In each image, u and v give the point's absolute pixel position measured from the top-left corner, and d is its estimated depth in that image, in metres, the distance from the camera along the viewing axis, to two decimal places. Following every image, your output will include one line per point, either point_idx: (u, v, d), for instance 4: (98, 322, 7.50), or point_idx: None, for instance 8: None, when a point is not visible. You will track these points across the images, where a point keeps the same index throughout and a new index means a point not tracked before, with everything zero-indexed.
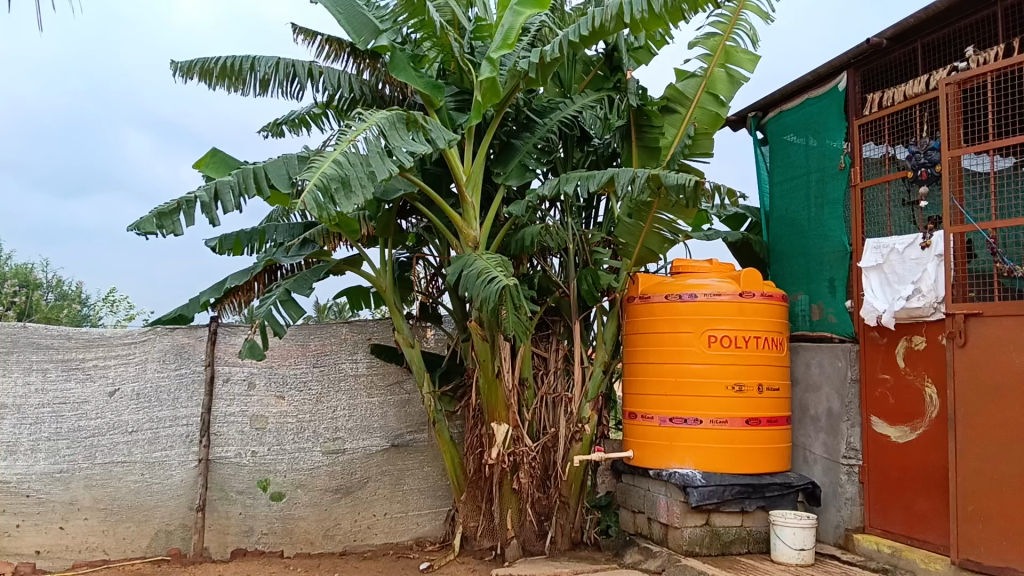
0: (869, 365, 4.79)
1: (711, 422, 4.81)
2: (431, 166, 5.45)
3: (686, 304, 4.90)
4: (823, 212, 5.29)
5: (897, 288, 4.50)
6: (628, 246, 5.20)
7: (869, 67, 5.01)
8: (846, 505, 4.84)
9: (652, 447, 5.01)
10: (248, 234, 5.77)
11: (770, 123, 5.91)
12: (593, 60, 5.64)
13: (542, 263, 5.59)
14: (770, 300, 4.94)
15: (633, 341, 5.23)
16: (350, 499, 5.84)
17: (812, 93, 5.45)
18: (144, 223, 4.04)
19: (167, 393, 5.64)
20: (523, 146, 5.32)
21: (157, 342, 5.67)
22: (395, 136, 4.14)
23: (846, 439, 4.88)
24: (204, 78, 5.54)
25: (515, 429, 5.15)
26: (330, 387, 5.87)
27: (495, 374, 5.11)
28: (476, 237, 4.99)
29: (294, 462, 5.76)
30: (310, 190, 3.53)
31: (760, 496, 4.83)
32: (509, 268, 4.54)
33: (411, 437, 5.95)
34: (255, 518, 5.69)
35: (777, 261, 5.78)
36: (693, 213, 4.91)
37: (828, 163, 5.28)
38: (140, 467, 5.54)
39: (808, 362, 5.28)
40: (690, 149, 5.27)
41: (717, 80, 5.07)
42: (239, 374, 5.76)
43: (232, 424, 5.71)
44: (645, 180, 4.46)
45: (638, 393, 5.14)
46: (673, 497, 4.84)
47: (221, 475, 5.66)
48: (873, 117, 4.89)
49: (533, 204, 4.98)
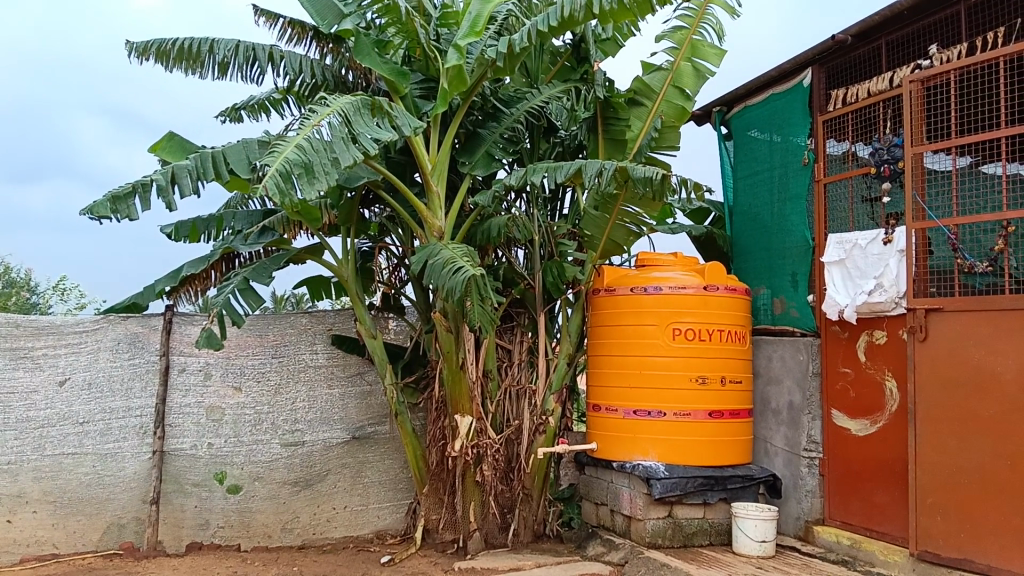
0: (830, 359, 4.84)
1: (675, 415, 4.82)
2: (395, 155, 5.36)
3: (651, 296, 4.89)
4: (786, 207, 5.32)
5: (859, 283, 4.55)
6: (594, 238, 5.18)
7: (833, 63, 5.04)
8: (806, 497, 4.90)
9: (616, 439, 5.01)
10: (205, 221, 5.65)
11: (734, 118, 5.92)
12: (560, 51, 5.58)
13: (507, 254, 5.53)
14: (734, 293, 4.96)
15: (597, 334, 5.21)
16: (310, 492, 5.76)
17: (776, 88, 5.47)
18: (97, 207, 3.92)
19: (120, 383, 5.48)
20: (490, 135, 5.25)
21: (110, 331, 5.50)
22: (359, 122, 4.06)
23: (807, 431, 4.93)
24: (161, 60, 5.39)
25: (478, 421, 5.10)
26: (290, 378, 5.77)
27: (458, 366, 5.08)
28: (441, 226, 4.93)
29: (252, 454, 5.65)
30: (272, 175, 3.44)
31: (722, 488, 4.85)
32: (476, 259, 4.49)
33: (372, 429, 5.88)
34: (211, 511, 5.58)
35: (739, 255, 5.81)
36: (658, 206, 4.85)
37: (792, 159, 5.31)
38: (92, 459, 5.38)
39: (770, 355, 5.32)
40: (656, 142, 5.24)
41: (683, 74, 5.06)
42: (196, 364, 5.63)
43: (187, 415, 5.59)
44: (612, 173, 4.42)
45: (601, 386, 5.13)
46: (637, 489, 4.84)
47: (176, 467, 5.53)
48: (837, 113, 4.92)
49: (500, 193, 4.93)
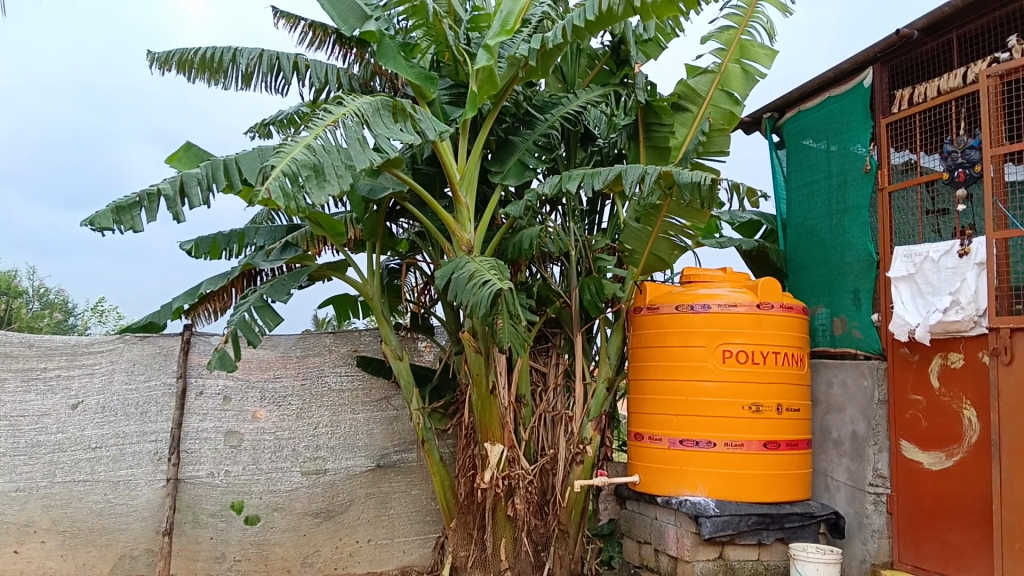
0: (898, 385, 4.37)
1: (725, 446, 4.38)
2: (422, 165, 5.07)
3: (698, 316, 4.49)
4: (846, 219, 4.88)
5: (931, 300, 4.09)
6: (636, 253, 4.81)
7: (896, 61, 4.61)
8: (873, 537, 4.41)
9: (660, 471, 4.58)
10: (226, 237, 5.37)
11: (787, 125, 5.51)
12: (598, 53, 5.21)
13: (542, 270, 5.18)
14: (790, 312, 4.53)
15: (638, 356, 4.82)
16: (332, 524, 5.41)
17: (832, 91, 5.06)
18: (100, 219, 3.64)
19: (135, 406, 5.21)
20: (523, 142, 4.91)
21: (125, 351, 5.26)
22: (378, 123, 3.74)
23: (873, 465, 4.45)
24: (182, 70, 5.16)
25: (510, 450, 4.73)
26: (312, 402, 5.45)
27: (489, 391, 4.72)
28: (470, 240, 4.59)
29: (271, 483, 5.33)
30: (276, 176, 3.14)
31: (779, 527, 4.41)
32: (505, 273, 4.13)
33: (398, 457, 5.54)
34: (227, 543, 5.26)
35: (793, 272, 5.38)
36: (705, 216, 4.46)
37: (850, 167, 4.90)
38: (104, 487, 5.10)
39: (830, 380, 4.85)
40: (704, 146, 4.84)
41: (731, 77, 4.74)
42: (214, 387, 5.34)
43: (204, 441, 5.28)
44: (654, 179, 4.04)
45: (644, 413, 4.72)
46: (684, 527, 4.41)
47: (192, 495, 5.22)
48: (901, 116, 4.49)
49: (532, 204, 4.59)
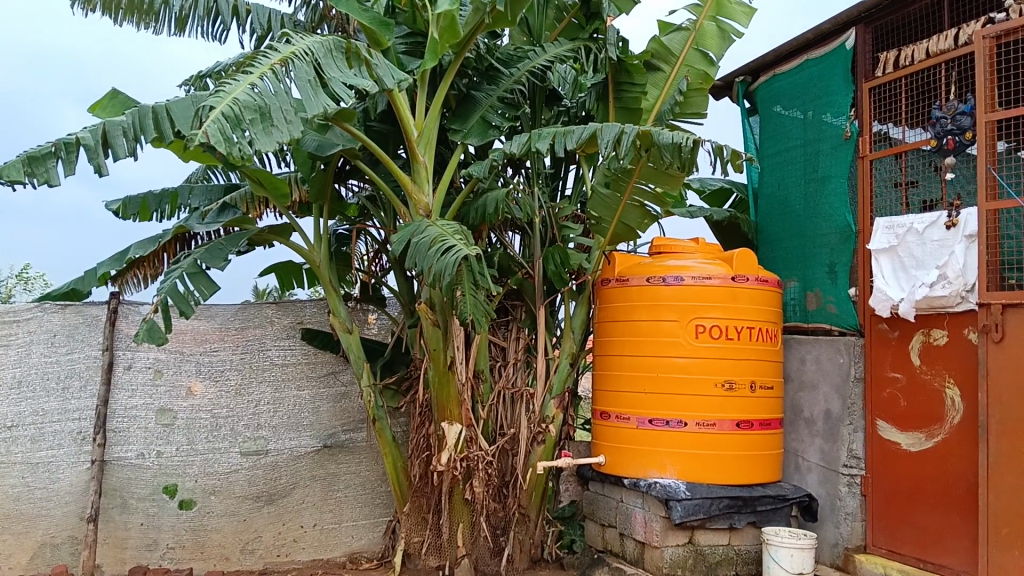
0: (875, 362, 4.18)
1: (697, 426, 4.13)
2: (375, 122, 4.70)
3: (670, 289, 4.20)
4: (821, 189, 4.66)
5: (915, 274, 3.90)
6: (603, 221, 4.44)
7: (882, 23, 4.39)
8: (846, 520, 4.24)
9: (627, 452, 4.31)
10: (158, 197, 4.92)
11: (760, 90, 5.27)
12: (567, 5, 4.87)
13: (502, 239, 4.89)
14: (765, 286, 4.28)
15: (605, 330, 4.54)
16: (274, 508, 5.05)
17: (811, 53, 4.81)
18: (8, 170, 3.18)
19: (56, 381, 4.74)
20: (486, 99, 4.59)
21: (44, 321, 4.75)
22: (331, 66, 3.35)
23: (847, 445, 4.26)
24: (108, 12, 4.61)
25: (468, 429, 4.42)
26: (253, 377, 5.06)
27: (446, 367, 4.40)
28: (428, 203, 4.23)
29: (207, 465, 4.94)
30: (215, 118, 2.75)
31: (751, 511, 4.19)
32: (470, 238, 3.80)
33: (346, 436, 5.20)
34: (159, 530, 4.86)
35: (764, 244, 5.16)
36: (678, 182, 4.13)
37: (826, 135, 4.67)
38: (21, 469, 4.65)
39: (803, 357, 4.65)
40: (680, 107, 4.62)
41: (706, 35, 4.50)
42: (144, 360, 4.90)
43: (133, 419, 4.86)
44: (632, 140, 3.73)
45: (610, 390, 4.44)
46: (652, 511, 4.17)
47: (119, 479, 4.80)
48: (886, 79, 4.27)
49: (497, 163, 4.25)
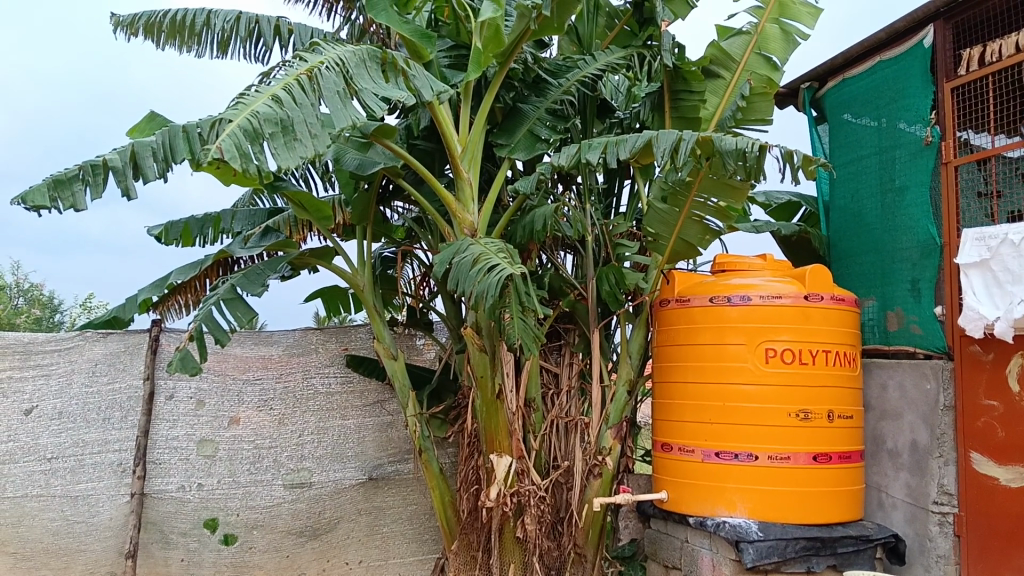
0: (967, 388, 3.75)
1: (770, 460, 3.76)
2: (419, 140, 4.53)
3: (735, 309, 3.87)
4: (898, 200, 4.29)
5: (1011, 291, 3.45)
6: (660, 239, 4.14)
7: (961, 18, 4.03)
8: (937, 564, 3.83)
9: (692, 487, 3.97)
10: (200, 221, 4.79)
11: (828, 96, 4.94)
12: (619, 11, 4.63)
13: (552, 258, 4.65)
14: (841, 305, 3.92)
15: (665, 355, 4.23)
16: (318, 544, 4.84)
17: (883, 54, 4.47)
18: (34, 195, 3.01)
19: (96, 412, 4.62)
20: (534, 111, 4.33)
21: (86, 350, 4.66)
22: (363, 75, 3.15)
23: (937, 480, 3.86)
24: (150, 35, 4.55)
25: (519, 462, 4.13)
26: (296, 407, 4.87)
27: (494, 396, 4.13)
28: (473, 222, 3.99)
29: (249, 498, 4.75)
30: (230, 133, 2.56)
31: (831, 553, 3.80)
32: (516, 257, 3.54)
33: (392, 468, 4.96)
34: (200, 566, 4.68)
35: (837, 261, 4.80)
36: (743, 195, 3.80)
37: (902, 141, 4.31)
38: (60, 503, 4.52)
39: (884, 383, 4.26)
40: (743, 113, 4.31)
41: (769, 38, 4.19)
42: (186, 390, 4.75)
43: (175, 451, 4.70)
44: (691, 147, 3.44)
45: (671, 420, 4.12)
46: (721, 553, 3.85)
47: (159, 513, 4.64)
48: (970, 78, 3.90)
49: (546, 177, 4.01)
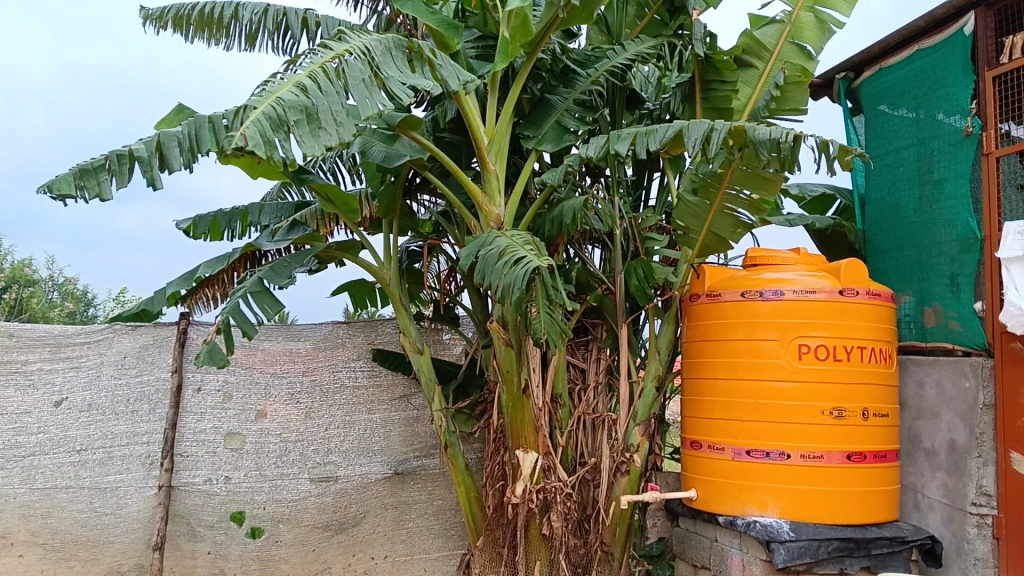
0: (1007, 386, 3.62)
1: (802, 458, 3.67)
2: (446, 133, 4.50)
3: (768, 304, 3.78)
4: (937, 193, 4.17)
5: None
6: (690, 232, 4.06)
7: (1003, 4, 3.90)
8: (975, 567, 3.72)
9: (721, 485, 3.90)
10: (228, 214, 4.72)
11: (864, 87, 4.83)
12: None
13: (580, 252, 4.59)
14: (877, 300, 3.82)
15: (694, 351, 4.15)
16: (343, 538, 4.83)
17: (922, 43, 4.34)
18: (58, 183, 2.99)
19: (125, 404, 4.64)
20: (562, 103, 4.29)
21: (115, 342, 4.68)
22: (389, 64, 3.11)
23: (976, 481, 3.74)
24: (179, 28, 4.53)
25: (546, 458, 4.08)
26: (323, 400, 4.86)
27: (521, 391, 4.07)
28: (499, 215, 3.93)
29: (275, 491, 4.75)
30: (254, 120, 2.54)
31: (865, 555, 3.70)
32: (543, 249, 3.49)
33: (418, 463, 4.94)
34: (227, 559, 4.69)
35: (873, 255, 4.68)
36: (776, 186, 3.70)
37: (940, 131, 4.19)
38: (89, 494, 4.55)
39: (921, 380, 4.15)
40: (777, 102, 4.08)
41: (803, 26, 4.11)
42: (213, 383, 4.76)
43: (202, 443, 4.71)
44: (724, 137, 3.36)
45: (701, 417, 4.04)
46: (752, 553, 3.76)
47: (186, 505, 4.65)
48: (1011, 66, 3.78)
49: (573, 169, 3.94)
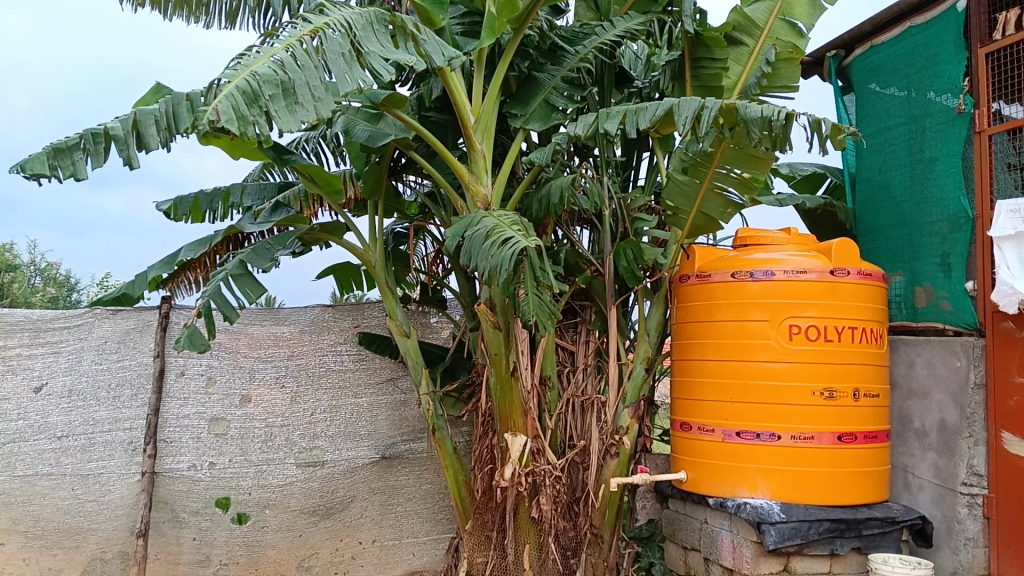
0: (998, 365, 3.60)
1: (792, 439, 3.65)
2: (432, 112, 4.43)
3: (758, 285, 3.74)
4: (928, 172, 4.13)
5: None
6: (680, 212, 4.00)
7: None
8: (965, 546, 3.71)
9: (712, 467, 3.87)
10: (210, 196, 4.69)
11: (855, 65, 4.77)
12: None
13: (568, 234, 4.53)
14: (868, 280, 3.78)
15: (684, 332, 4.11)
16: (330, 523, 4.78)
17: (915, 19, 4.29)
18: (32, 163, 2.93)
19: (107, 389, 4.56)
20: (550, 80, 4.23)
21: (95, 328, 4.60)
22: (370, 38, 3.03)
23: (966, 461, 3.73)
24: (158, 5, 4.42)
25: (534, 441, 4.04)
26: (309, 384, 4.80)
27: (509, 373, 4.03)
28: (487, 195, 3.86)
29: (261, 476, 4.69)
30: (227, 94, 2.47)
31: (855, 536, 3.70)
32: (530, 229, 3.42)
33: (406, 447, 4.89)
34: (212, 545, 4.63)
35: (863, 234, 4.66)
36: (767, 165, 3.66)
37: (932, 109, 4.14)
38: (71, 481, 4.48)
39: (911, 360, 4.12)
40: (768, 79, 4.02)
41: (795, 3, 4.04)
42: (196, 367, 4.68)
43: (186, 429, 4.63)
44: (713, 116, 3.30)
45: (691, 399, 4.01)
46: (742, 534, 3.74)
47: (170, 491, 4.58)
48: (1005, 42, 3.73)
49: (562, 148, 3.85)
